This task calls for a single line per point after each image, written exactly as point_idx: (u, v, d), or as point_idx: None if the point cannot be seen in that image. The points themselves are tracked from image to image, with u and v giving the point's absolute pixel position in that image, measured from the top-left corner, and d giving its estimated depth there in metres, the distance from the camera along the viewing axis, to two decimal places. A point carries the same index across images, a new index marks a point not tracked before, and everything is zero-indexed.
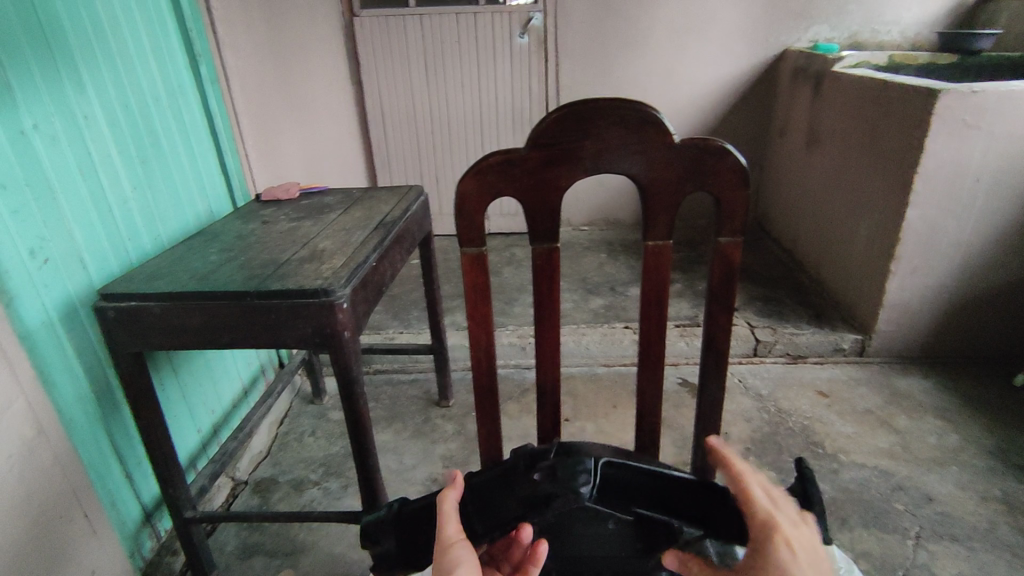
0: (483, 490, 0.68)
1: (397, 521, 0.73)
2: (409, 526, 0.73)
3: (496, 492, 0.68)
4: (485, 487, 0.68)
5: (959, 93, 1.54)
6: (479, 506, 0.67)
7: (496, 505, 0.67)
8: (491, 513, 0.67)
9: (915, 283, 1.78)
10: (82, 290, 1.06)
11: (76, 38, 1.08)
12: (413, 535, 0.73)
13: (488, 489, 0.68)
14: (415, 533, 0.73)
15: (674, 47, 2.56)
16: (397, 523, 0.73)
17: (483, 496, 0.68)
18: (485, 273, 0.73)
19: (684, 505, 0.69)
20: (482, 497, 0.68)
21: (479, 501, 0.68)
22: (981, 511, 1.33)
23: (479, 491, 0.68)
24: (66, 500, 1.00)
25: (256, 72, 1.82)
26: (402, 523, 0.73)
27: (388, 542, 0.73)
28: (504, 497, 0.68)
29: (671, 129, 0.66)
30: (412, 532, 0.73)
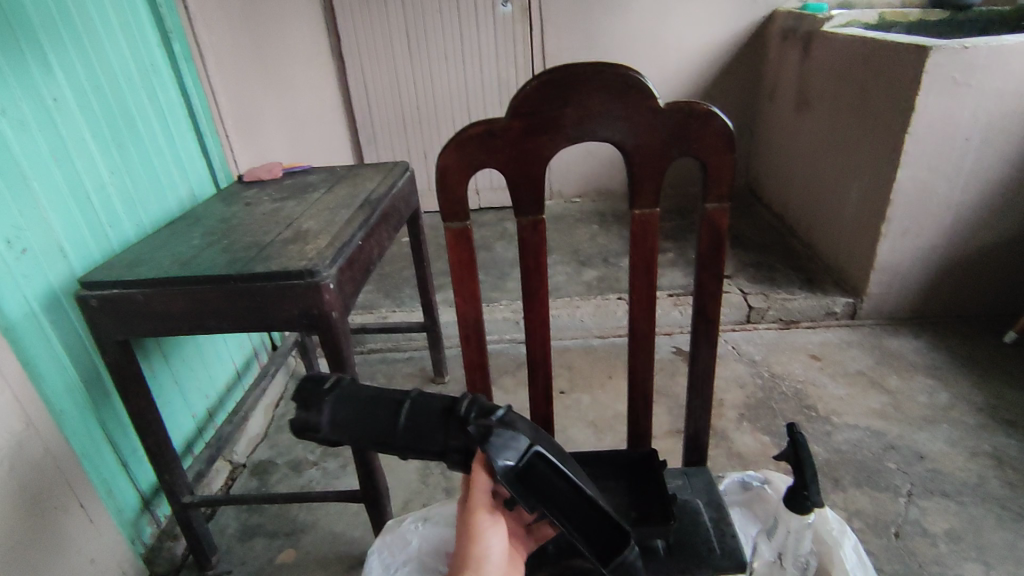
0: (423, 409, 0.59)
1: (344, 396, 0.58)
2: (354, 406, 0.58)
3: (434, 419, 0.58)
4: (420, 420, 0.58)
5: (949, 50, 1.52)
6: (411, 425, 0.58)
7: (427, 432, 0.58)
8: (418, 432, 0.58)
9: (906, 244, 1.78)
10: (63, 279, 1.04)
11: (40, 19, 1.04)
12: (348, 417, 0.58)
13: (431, 410, 0.59)
14: (355, 417, 0.58)
15: (661, 11, 2.50)
16: (341, 400, 0.58)
17: (421, 413, 0.58)
18: (470, 249, 0.72)
19: (585, 532, 0.56)
20: (417, 420, 0.58)
21: (413, 417, 0.58)
22: (971, 467, 1.35)
23: (421, 409, 0.59)
24: (61, 490, 1.00)
25: (232, 49, 1.77)
26: (348, 401, 0.58)
27: (320, 412, 0.57)
28: (439, 427, 0.58)
29: (655, 92, 0.64)
30: (352, 415, 0.58)
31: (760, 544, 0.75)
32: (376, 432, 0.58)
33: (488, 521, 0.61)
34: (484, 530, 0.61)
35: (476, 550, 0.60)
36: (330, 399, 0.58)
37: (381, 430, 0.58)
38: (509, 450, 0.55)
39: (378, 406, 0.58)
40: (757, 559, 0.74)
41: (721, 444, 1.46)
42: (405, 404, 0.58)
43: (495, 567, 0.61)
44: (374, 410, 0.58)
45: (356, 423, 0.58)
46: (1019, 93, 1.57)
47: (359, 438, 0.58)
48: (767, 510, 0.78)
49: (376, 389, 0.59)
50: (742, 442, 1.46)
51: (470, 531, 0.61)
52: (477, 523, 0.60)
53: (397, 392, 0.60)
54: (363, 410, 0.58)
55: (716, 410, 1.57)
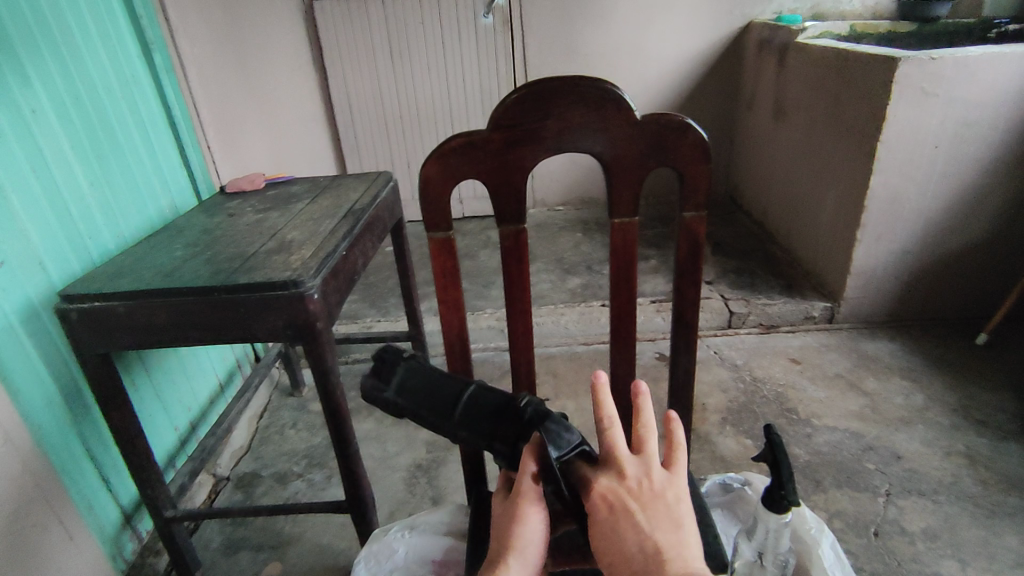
0: (482, 398, 0.67)
1: (415, 369, 0.70)
2: (423, 377, 0.69)
3: (490, 409, 0.66)
4: (472, 406, 0.66)
5: (917, 60, 1.56)
6: (465, 409, 0.66)
7: (481, 415, 0.66)
8: (474, 416, 0.66)
9: (881, 249, 1.82)
10: (43, 293, 1.03)
11: (19, 32, 1.04)
12: (415, 385, 0.69)
13: (486, 397, 0.67)
14: (422, 386, 0.69)
15: (640, 23, 2.55)
16: (413, 370, 0.70)
17: (480, 399, 0.67)
18: (453, 257, 0.73)
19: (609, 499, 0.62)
20: (472, 407, 0.66)
21: (471, 404, 0.67)
22: (946, 466, 1.38)
23: (481, 397, 0.67)
24: (40, 508, 0.98)
25: (212, 60, 1.77)
26: (416, 372, 0.70)
27: (395, 374, 0.70)
28: (494, 415, 0.65)
29: (632, 105, 0.66)
30: (422, 385, 0.69)
31: (741, 544, 0.77)
32: (436, 404, 0.68)
33: (535, 506, 0.58)
34: (530, 514, 0.58)
35: (518, 533, 0.57)
36: (402, 364, 0.71)
37: (441, 407, 0.67)
38: (564, 443, 0.58)
39: (442, 382, 0.69)
40: (738, 560, 0.76)
41: (704, 447, 1.48)
42: (468, 388, 0.68)
43: (533, 554, 0.57)
44: (440, 385, 0.69)
45: (422, 392, 0.68)
46: (985, 103, 1.62)
47: (419, 404, 0.68)
48: (747, 510, 0.82)
49: (441, 372, 0.70)
50: (725, 446, 1.48)
51: (513, 515, 0.58)
52: (521, 506, 0.58)
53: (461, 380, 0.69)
54: (429, 382, 0.69)
55: (699, 415, 1.59)
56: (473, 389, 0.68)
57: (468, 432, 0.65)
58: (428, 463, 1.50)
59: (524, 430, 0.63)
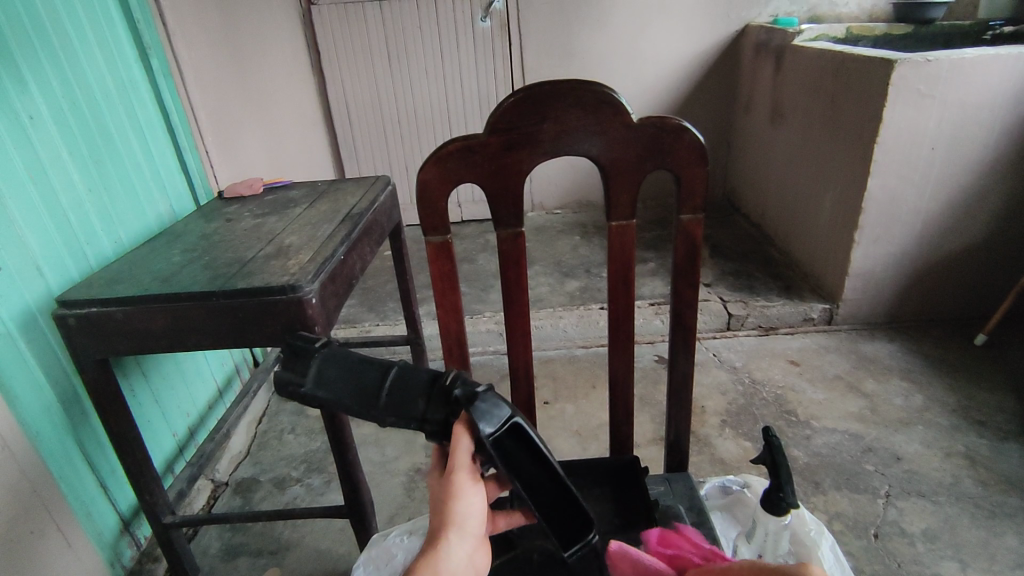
0: (405, 378, 0.58)
1: (332, 356, 0.60)
2: (342, 364, 0.60)
3: (416, 387, 0.57)
4: (395, 390, 0.58)
5: (913, 62, 1.57)
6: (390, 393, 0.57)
7: (407, 398, 0.57)
8: (397, 398, 0.57)
9: (879, 251, 1.83)
10: (40, 299, 1.03)
11: (16, 38, 1.04)
12: (334, 374, 0.60)
13: (410, 375, 0.58)
14: (341, 374, 0.59)
15: (638, 26, 2.56)
16: (327, 355, 0.61)
17: (403, 377, 0.58)
18: (451, 262, 0.73)
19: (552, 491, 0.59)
20: (397, 390, 0.57)
21: (393, 384, 0.58)
22: (946, 467, 1.38)
23: (404, 377, 0.58)
24: (38, 515, 0.98)
25: (210, 66, 1.77)
26: (334, 358, 0.60)
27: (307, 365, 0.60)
28: (419, 395, 0.57)
29: (629, 108, 0.66)
30: (339, 373, 0.60)
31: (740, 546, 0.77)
32: (357, 390, 0.58)
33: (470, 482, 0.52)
34: (465, 489, 0.52)
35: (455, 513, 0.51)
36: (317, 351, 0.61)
37: (360, 391, 0.58)
38: (492, 416, 0.54)
39: (363, 367, 0.59)
40: None
41: (703, 450, 1.48)
42: (386, 369, 0.59)
43: (472, 532, 0.52)
44: (361, 369, 0.59)
45: (342, 380, 0.59)
46: (981, 104, 1.63)
47: (336, 392, 0.59)
48: (746, 512, 0.81)
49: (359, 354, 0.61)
50: (724, 448, 1.48)
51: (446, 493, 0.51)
52: (455, 482, 0.52)
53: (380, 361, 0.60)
54: (345, 368, 0.60)
55: (699, 417, 1.59)
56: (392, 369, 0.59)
57: (396, 419, 0.57)
58: (427, 467, 1.50)
59: (453, 408, 0.56)
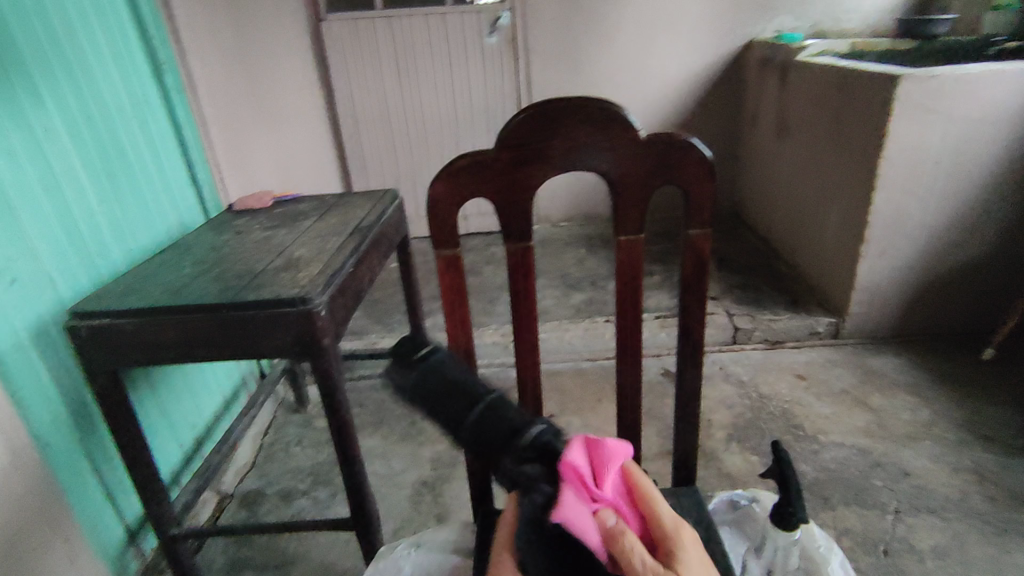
0: (489, 417, 0.57)
1: (433, 370, 0.58)
2: (436, 382, 0.58)
3: (495, 431, 0.56)
4: (477, 430, 0.56)
5: (918, 78, 1.58)
6: (475, 426, 0.56)
7: (488, 439, 0.56)
8: (483, 439, 0.56)
9: (885, 265, 1.83)
10: (52, 310, 1.04)
11: (34, 55, 1.06)
12: (426, 392, 0.58)
13: (495, 420, 0.56)
14: (434, 394, 0.57)
15: (643, 42, 2.59)
16: (431, 367, 0.58)
17: (492, 421, 0.56)
18: (460, 275, 0.73)
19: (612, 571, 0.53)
20: (480, 427, 0.56)
21: (482, 418, 0.56)
22: (955, 483, 1.37)
23: (486, 416, 0.56)
24: (45, 526, 0.98)
25: (222, 81, 1.80)
26: (430, 375, 0.58)
27: (412, 366, 0.59)
28: (498, 440, 0.55)
29: (636, 124, 0.67)
30: (437, 388, 0.58)
31: (749, 562, 0.76)
32: (447, 416, 0.57)
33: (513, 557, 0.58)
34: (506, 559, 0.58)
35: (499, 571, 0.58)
36: (425, 357, 0.60)
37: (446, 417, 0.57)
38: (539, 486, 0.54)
39: (452, 393, 0.57)
40: None
41: (710, 464, 1.47)
42: (483, 402, 0.57)
43: None
44: (450, 397, 0.57)
45: (431, 401, 0.58)
46: (985, 120, 1.64)
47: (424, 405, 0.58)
48: (754, 527, 0.80)
49: (461, 373, 0.60)
50: (731, 462, 1.48)
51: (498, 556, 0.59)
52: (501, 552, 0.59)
53: (480, 387, 0.59)
54: (444, 386, 0.58)
55: (705, 431, 1.59)
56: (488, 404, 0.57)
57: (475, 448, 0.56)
58: (433, 480, 1.50)
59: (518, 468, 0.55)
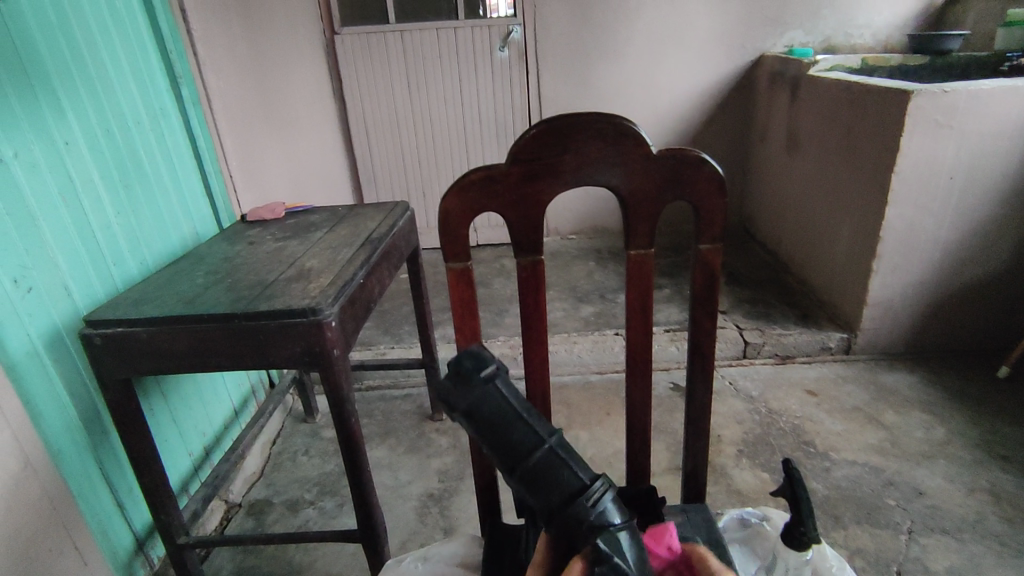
0: (551, 465, 0.60)
1: (493, 395, 0.61)
2: (498, 411, 0.61)
3: (559, 481, 0.59)
4: (538, 473, 0.59)
5: (930, 93, 1.58)
6: (535, 468, 0.59)
7: (547, 486, 0.59)
8: (540, 483, 0.59)
9: (898, 281, 1.81)
10: (67, 318, 1.06)
11: (56, 67, 1.09)
12: (487, 416, 0.61)
13: (558, 471, 0.60)
14: (493, 422, 0.61)
15: (654, 56, 2.60)
16: (490, 393, 0.61)
17: (556, 470, 0.60)
18: (470, 288, 0.74)
19: None
20: (541, 470, 0.59)
21: (539, 466, 0.60)
22: (970, 503, 1.35)
23: (549, 464, 0.60)
24: (55, 532, 0.99)
25: (236, 93, 1.83)
26: (492, 401, 0.61)
27: (472, 386, 0.61)
28: (558, 492, 0.59)
29: (648, 139, 0.67)
30: (495, 416, 0.61)
31: None
32: (505, 450, 0.60)
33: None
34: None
35: None
36: (488, 380, 0.62)
37: (499, 451, 0.60)
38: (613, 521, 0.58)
39: (516, 429, 0.61)
40: None
41: (720, 481, 1.46)
42: (543, 446, 0.60)
43: None
44: (512, 431, 0.60)
45: (489, 428, 0.60)
46: (998, 135, 1.63)
47: (478, 430, 0.61)
48: (765, 546, 0.79)
49: (520, 404, 0.62)
50: (742, 479, 1.46)
51: None
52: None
53: (539, 429, 0.61)
54: (502, 417, 0.61)
55: (715, 447, 1.57)
56: (547, 450, 0.60)
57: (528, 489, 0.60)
58: (440, 492, 1.49)
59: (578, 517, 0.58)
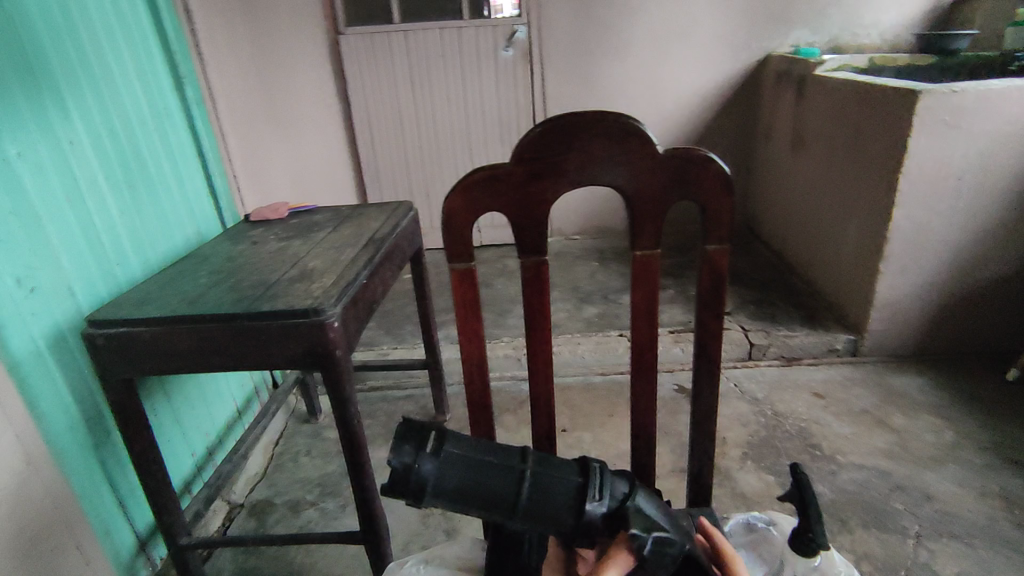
0: (542, 483, 0.61)
1: (450, 460, 0.60)
2: (463, 471, 0.60)
3: (558, 496, 0.62)
4: (538, 497, 0.61)
5: (939, 93, 1.56)
6: (532, 496, 0.61)
7: (550, 508, 0.61)
8: (543, 505, 0.61)
9: (905, 282, 1.80)
10: (71, 318, 1.05)
11: (61, 67, 1.09)
12: (456, 481, 0.60)
13: (551, 484, 0.62)
14: (466, 481, 0.60)
15: (658, 56, 2.59)
16: (446, 459, 0.60)
17: (548, 487, 0.62)
18: (473, 289, 0.73)
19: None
20: (537, 495, 0.61)
21: (534, 492, 0.61)
22: (979, 507, 1.33)
23: (539, 484, 0.61)
24: (59, 533, 0.99)
25: (240, 93, 1.82)
26: (451, 465, 0.60)
27: (426, 466, 0.59)
28: (563, 505, 0.61)
29: (653, 138, 0.66)
30: (463, 478, 0.60)
31: None
32: (492, 498, 0.60)
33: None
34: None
35: None
36: (434, 449, 0.60)
37: (491, 504, 0.60)
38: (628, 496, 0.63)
39: (489, 474, 0.61)
40: None
41: (725, 484, 1.45)
42: (525, 475, 0.61)
43: None
44: (486, 479, 0.61)
45: (467, 486, 0.60)
46: (1008, 136, 1.61)
47: (459, 498, 0.60)
48: (772, 551, 0.77)
49: (478, 451, 0.62)
50: (747, 481, 1.45)
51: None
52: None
53: (508, 461, 0.62)
54: (470, 472, 0.60)
55: (720, 449, 1.56)
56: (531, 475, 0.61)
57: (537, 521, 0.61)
58: None
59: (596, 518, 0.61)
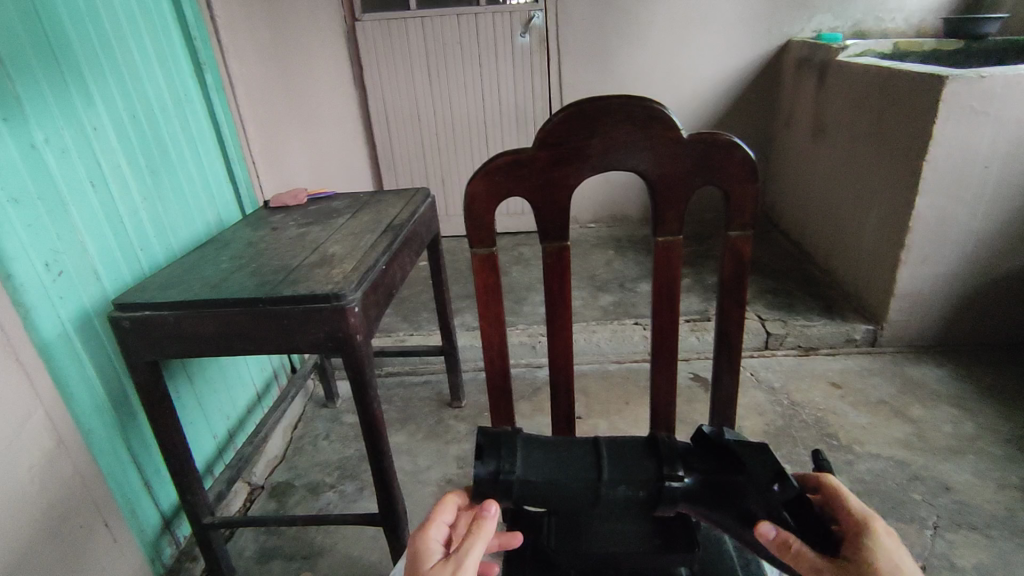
0: (618, 446, 0.69)
1: (530, 442, 0.68)
2: (544, 449, 0.68)
3: (637, 452, 0.68)
4: (617, 455, 0.68)
5: (966, 79, 1.53)
6: (613, 458, 0.68)
7: (633, 462, 0.67)
8: (626, 462, 0.67)
9: (927, 272, 1.77)
10: (96, 301, 1.08)
11: (85, 54, 1.10)
12: (542, 459, 0.67)
13: (625, 445, 0.69)
14: (548, 456, 0.67)
15: (676, 42, 2.55)
16: (526, 440, 0.68)
17: (624, 449, 0.69)
18: (495, 274, 0.73)
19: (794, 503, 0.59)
20: (617, 456, 0.68)
21: (612, 454, 0.68)
22: (999, 499, 1.32)
23: (613, 447, 0.69)
24: (88, 510, 1.02)
25: (260, 80, 1.84)
26: (532, 445, 0.68)
27: (511, 444, 0.67)
28: (640, 457, 0.68)
29: (678, 123, 0.66)
30: (546, 454, 0.68)
31: None
32: (577, 468, 0.67)
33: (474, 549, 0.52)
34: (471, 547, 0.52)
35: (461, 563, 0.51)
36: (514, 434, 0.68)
37: (580, 477, 0.66)
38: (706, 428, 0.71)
39: (569, 449, 0.68)
40: None
41: None
42: (599, 441, 0.69)
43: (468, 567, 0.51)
44: (566, 452, 0.68)
45: (551, 461, 0.67)
46: None
47: (553, 479, 0.66)
48: None
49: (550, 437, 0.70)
50: None
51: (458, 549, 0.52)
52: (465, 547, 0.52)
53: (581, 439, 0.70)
54: (549, 448, 0.68)
55: None
56: (604, 441, 0.70)
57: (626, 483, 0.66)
58: (459, 478, 1.50)
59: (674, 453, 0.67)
